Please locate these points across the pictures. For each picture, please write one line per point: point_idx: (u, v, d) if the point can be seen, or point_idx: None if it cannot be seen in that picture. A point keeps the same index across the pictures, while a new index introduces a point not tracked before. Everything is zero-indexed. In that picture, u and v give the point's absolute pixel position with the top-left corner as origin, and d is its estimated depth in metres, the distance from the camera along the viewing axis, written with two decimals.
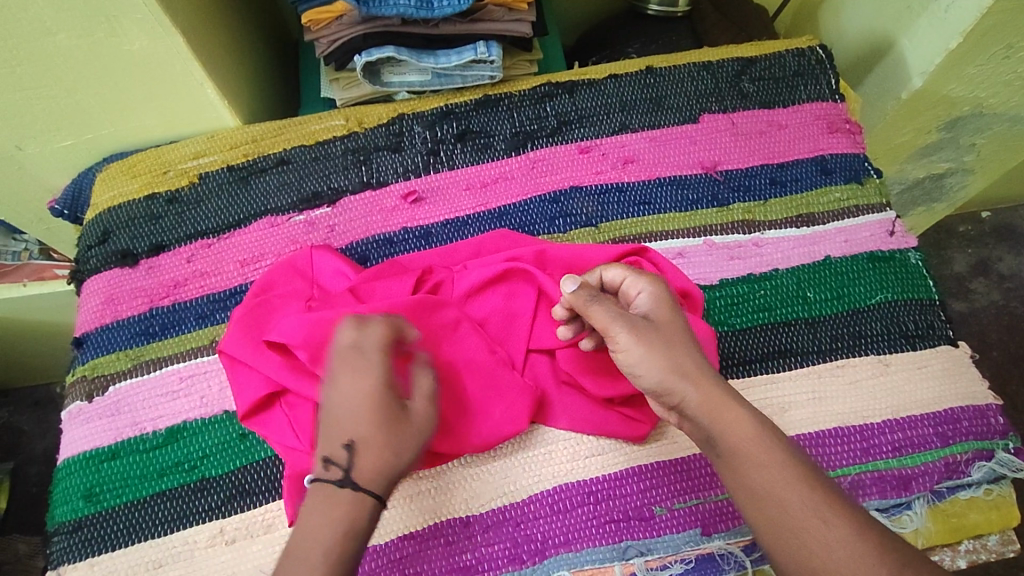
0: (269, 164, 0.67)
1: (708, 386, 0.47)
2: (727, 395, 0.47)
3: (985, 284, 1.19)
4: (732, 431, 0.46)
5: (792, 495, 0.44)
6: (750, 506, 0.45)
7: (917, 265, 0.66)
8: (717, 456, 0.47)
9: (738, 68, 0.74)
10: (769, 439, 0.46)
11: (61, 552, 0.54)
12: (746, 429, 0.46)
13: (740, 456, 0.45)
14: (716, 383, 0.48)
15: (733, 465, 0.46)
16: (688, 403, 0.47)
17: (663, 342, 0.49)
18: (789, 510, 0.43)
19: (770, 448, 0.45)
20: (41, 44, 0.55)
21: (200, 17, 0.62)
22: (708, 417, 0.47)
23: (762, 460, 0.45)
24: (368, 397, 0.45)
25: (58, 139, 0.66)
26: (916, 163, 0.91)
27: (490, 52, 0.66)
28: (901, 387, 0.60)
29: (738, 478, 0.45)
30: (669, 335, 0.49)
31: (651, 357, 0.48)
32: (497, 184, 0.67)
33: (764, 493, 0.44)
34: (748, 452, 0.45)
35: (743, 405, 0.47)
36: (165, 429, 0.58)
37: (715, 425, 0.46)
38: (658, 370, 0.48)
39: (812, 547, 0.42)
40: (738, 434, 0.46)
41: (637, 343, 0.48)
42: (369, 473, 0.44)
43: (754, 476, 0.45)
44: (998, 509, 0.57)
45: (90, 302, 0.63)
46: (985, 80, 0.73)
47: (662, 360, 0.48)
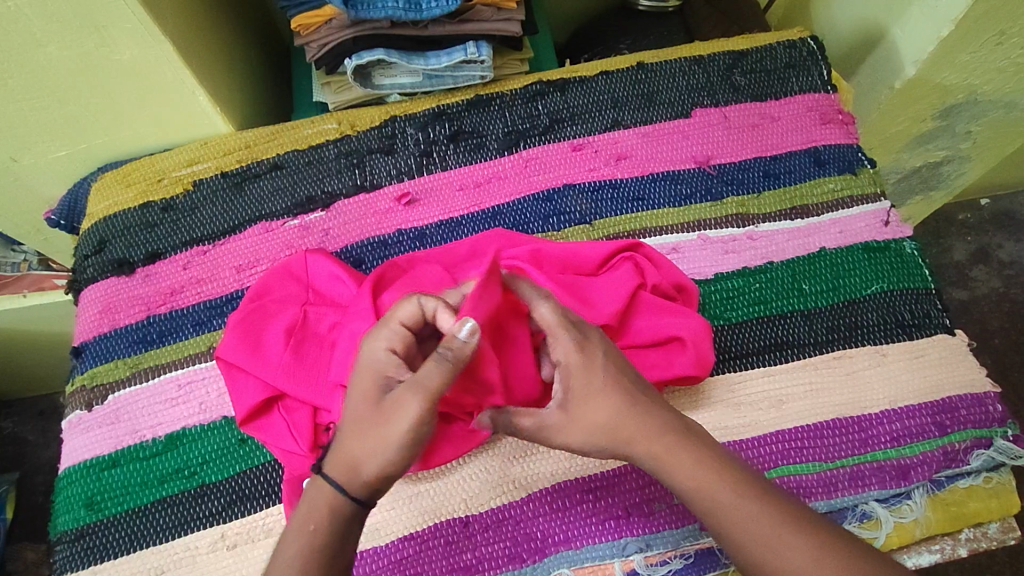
0: (263, 169, 0.68)
1: (649, 437, 0.48)
2: (673, 441, 0.48)
3: (985, 271, 1.19)
4: (682, 477, 0.48)
5: (750, 526, 0.46)
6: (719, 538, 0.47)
7: (913, 254, 0.66)
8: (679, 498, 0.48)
9: (730, 61, 0.74)
10: (718, 476, 0.47)
11: (64, 560, 0.55)
12: (693, 471, 0.48)
13: (695, 498, 0.47)
14: (661, 435, 0.48)
15: (694, 507, 0.48)
16: (637, 457, 0.49)
17: (591, 398, 0.48)
18: (749, 538, 0.46)
19: (721, 488, 0.47)
20: (32, 56, 0.55)
21: (190, 25, 0.63)
22: (656, 468, 0.48)
23: (711, 502, 0.47)
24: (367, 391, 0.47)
25: (52, 150, 0.66)
26: (913, 152, 0.90)
27: (481, 52, 0.66)
28: (899, 376, 0.60)
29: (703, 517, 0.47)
30: (606, 396, 0.49)
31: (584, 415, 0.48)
32: (490, 183, 0.68)
33: (724, 527, 0.46)
34: (701, 493, 0.47)
35: (692, 446, 0.48)
36: (165, 436, 0.58)
37: (666, 473, 0.48)
38: (597, 430, 0.48)
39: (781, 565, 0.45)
40: (690, 476, 0.47)
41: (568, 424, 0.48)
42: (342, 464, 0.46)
43: (709, 514, 0.47)
44: (998, 497, 0.57)
45: (88, 312, 0.63)
46: (980, 67, 0.72)
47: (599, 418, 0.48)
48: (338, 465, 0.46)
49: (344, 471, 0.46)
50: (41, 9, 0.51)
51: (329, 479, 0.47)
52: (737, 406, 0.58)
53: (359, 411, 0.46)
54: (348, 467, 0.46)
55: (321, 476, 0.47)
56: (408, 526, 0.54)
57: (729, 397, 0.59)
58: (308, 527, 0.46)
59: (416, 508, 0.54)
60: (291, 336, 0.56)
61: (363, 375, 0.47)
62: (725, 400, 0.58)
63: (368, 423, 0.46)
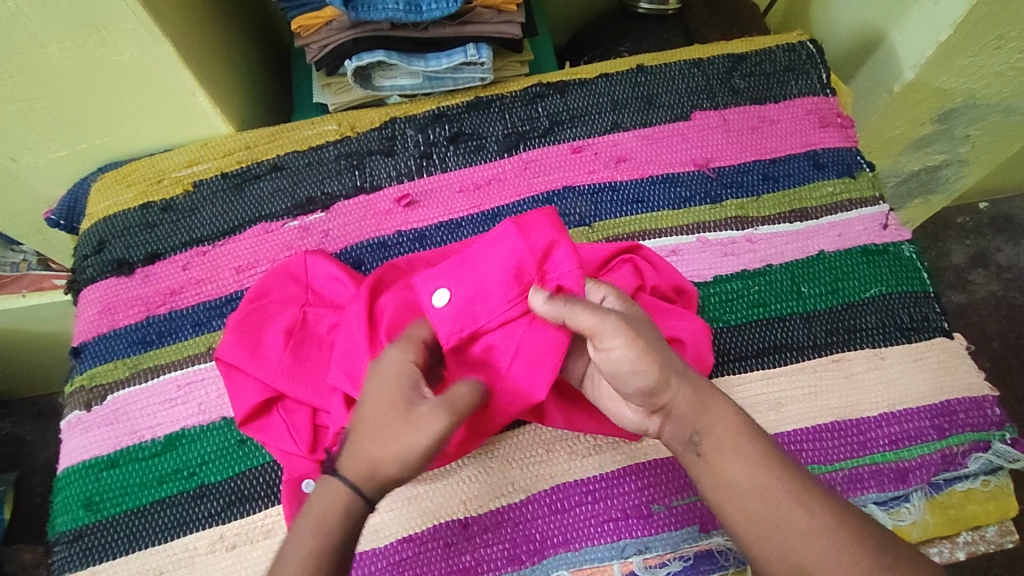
0: (263, 170, 0.68)
1: (693, 384, 0.48)
2: (708, 390, 0.49)
3: (984, 274, 1.19)
4: (717, 429, 0.47)
5: (776, 487, 0.46)
6: (735, 505, 0.46)
7: (911, 258, 0.66)
8: (700, 455, 0.47)
9: (729, 64, 0.74)
10: (746, 431, 0.48)
11: (63, 561, 0.55)
12: (728, 425, 0.48)
13: (722, 449, 0.47)
14: (697, 381, 0.49)
15: (717, 464, 0.47)
16: (678, 400, 0.47)
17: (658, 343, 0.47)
18: (770, 500, 0.45)
19: (752, 442, 0.47)
20: (33, 56, 0.55)
21: (190, 26, 0.63)
22: (692, 415, 0.48)
23: (744, 454, 0.46)
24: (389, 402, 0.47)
25: (52, 150, 0.66)
26: (911, 155, 0.90)
27: (481, 54, 0.67)
28: (897, 379, 0.60)
29: (727, 475, 0.46)
30: (654, 340, 0.48)
31: (645, 353, 0.46)
32: (490, 185, 0.68)
33: (747, 486, 0.46)
34: (730, 446, 0.47)
35: (723, 398, 0.49)
36: (164, 437, 0.58)
37: (701, 421, 0.48)
38: (651, 367, 0.46)
39: (799, 534, 0.45)
40: (723, 424, 0.48)
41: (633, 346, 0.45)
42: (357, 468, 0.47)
43: (736, 469, 0.46)
44: (995, 500, 0.57)
45: (87, 312, 0.63)
46: (978, 71, 0.73)
47: (661, 355, 0.47)
48: (354, 467, 0.47)
49: (359, 472, 0.47)
50: (41, 9, 0.51)
51: (344, 481, 0.47)
52: None
53: (381, 418, 0.47)
54: (363, 470, 0.47)
55: (336, 478, 0.47)
56: (408, 528, 0.54)
57: (728, 399, 0.59)
58: (319, 527, 0.46)
59: (415, 510, 0.54)
60: (290, 337, 0.56)
61: (381, 381, 0.48)
62: None
63: (391, 430, 0.46)
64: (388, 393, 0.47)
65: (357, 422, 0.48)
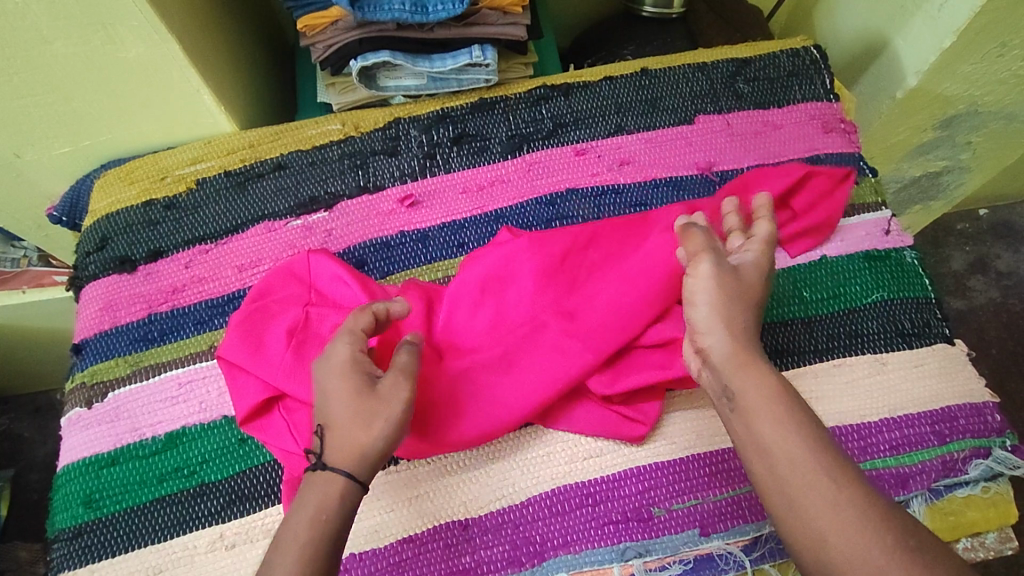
0: (267, 169, 0.68)
1: (737, 343, 0.46)
2: (751, 355, 0.46)
3: (983, 281, 1.19)
4: (748, 391, 0.45)
5: (807, 455, 0.42)
6: (762, 465, 0.43)
7: (913, 264, 0.66)
8: (733, 408, 0.45)
9: (733, 69, 0.74)
10: (789, 400, 0.44)
11: (62, 558, 0.55)
12: (766, 390, 0.44)
13: (754, 409, 0.44)
14: (746, 341, 0.47)
15: (750, 419, 0.44)
16: (714, 351, 0.47)
17: (739, 297, 0.48)
18: (800, 465, 0.41)
19: (791, 411, 0.44)
20: (39, 52, 0.55)
21: (196, 24, 0.63)
22: (727, 368, 0.46)
23: (777, 418, 0.43)
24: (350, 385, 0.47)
25: (56, 146, 0.66)
26: (913, 162, 0.91)
27: (485, 56, 0.67)
28: (898, 386, 0.60)
29: (752, 428, 0.44)
30: (727, 290, 0.48)
31: (715, 296, 0.48)
32: (493, 186, 0.68)
33: (779, 449, 0.42)
34: (764, 409, 0.44)
35: (768, 365, 0.46)
36: (164, 435, 0.58)
37: (734, 378, 0.45)
38: (705, 307, 0.48)
39: (810, 506, 0.40)
40: (758, 388, 0.44)
41: (715, 277, 0.48)
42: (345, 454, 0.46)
43: (772, 429, 0.43)
44: (996, 507, 0.57)
45: (89, 309, 0.63)
46: (980, 79, 0.73)
47: (724, 307, 0.47)
48: (341, 454, 0.46)
49: (350, 455, 0.46)
50: (48, 6, 0.51)
51: (336, 469, 0.45)
52: None
53: (349, 404, 0.46)
54: (351, 453, 0.46)
55: (328, 469, 0.45)
56: (407, 529, 0.54)
57: None
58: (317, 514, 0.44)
59: (415, 510, 0.54)
60: (292, 336, 0.56)
61: (338, 373, 0.48)
62: None
63: (363, 411, 0.46)
64: (349, 379, 0.48)
65: (325, 415, 0.47)
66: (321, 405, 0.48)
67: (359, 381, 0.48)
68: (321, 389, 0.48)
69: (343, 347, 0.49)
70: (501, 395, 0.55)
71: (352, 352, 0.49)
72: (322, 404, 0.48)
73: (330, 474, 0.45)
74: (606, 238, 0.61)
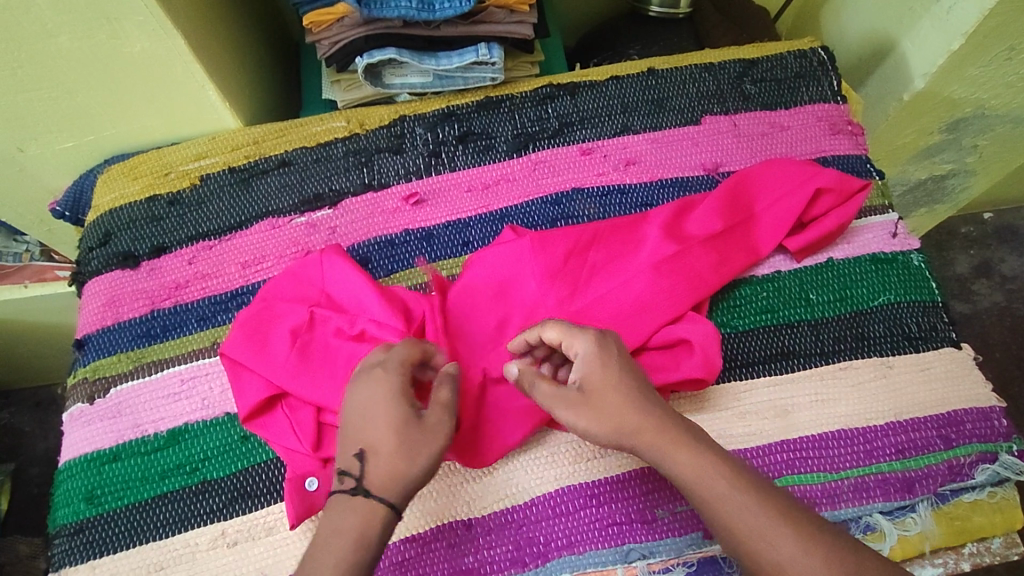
0: (271, 165, 0.67)
1: (655, 430, 0.47)
2: (674, 434, 0.47)
3: (987, 285, 1.19)
4: (683, 474, 0.46)
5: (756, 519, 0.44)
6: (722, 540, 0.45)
7: (920, 267, 0.66)
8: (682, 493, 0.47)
9: (740, 70, 0.74)
10: (719, 471, 0.45)
11: (62, 554, 0.54)
12: (693, 466, 0.46)
13: (694, 493, 0.46)
14: (664, 425, 0.47)
15: (696, 501, 0.46)
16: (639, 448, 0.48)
17: (603, 403, 0.48)
18: (752, 537, 0.43)
19: (727, 482, 0.45)
20: (43, 46, 0.55)
21: (201, 19, 0.62)
22: (656, 458, 0.47)
23: (718, 496, 0.45)
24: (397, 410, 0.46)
25: (59, 141, 0.66)
26: (919, 164, 0.90)
27: (492, 54, 0.66)
28: (904, 389, 0.60)
29: (701, 511, 0.46)
30: (602, 399, 0.48)
31: (589, 420, 0.48)
32: (499, 185, 0.67)
33: (727, 523, 0.44)
34: (703, 490, 0.45)
35: (693, 440, 0.47)
36: (166, 431, 0.58)
37: (666, 465, 0.47)
38: (602, 426, 0.48)
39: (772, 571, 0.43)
40: (688, 470, 0.46)
41: (579, 415, 0.48)
42: (384, 483, 0.45)
43: (717, 509, 0.45)
44: (1002, 512, 0.57)
45: (91, 304, 0.63)
46: (988, 81, 0.73)
47: (602, 418, 0.48)
48: (381, 482, 0.45)
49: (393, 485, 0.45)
50: None
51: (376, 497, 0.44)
52: (742, 414, 0.58)
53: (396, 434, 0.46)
54: (393, 481, 0.45)
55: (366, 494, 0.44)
56: (410, 528, 0.54)
57: (735, 405, 0.58)
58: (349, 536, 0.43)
59: (418, 510, 0.54)
60: (295, 337, 0.56)
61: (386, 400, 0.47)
62: (730, 408, 0.58)
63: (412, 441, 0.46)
64: (393, 408, 0.46)
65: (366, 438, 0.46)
66: (359, 425, 0.47)
67: (404, 412, 0.47)
68: (362, 412, 0.47)
69: (389, 375, 0.48)
70: (509, 406, 0.56)
71: (401, 382, 0.47)
72: (361, 432, 0.46)
73: (369, 501, 0.44)
74: (609, 240, 0.61)
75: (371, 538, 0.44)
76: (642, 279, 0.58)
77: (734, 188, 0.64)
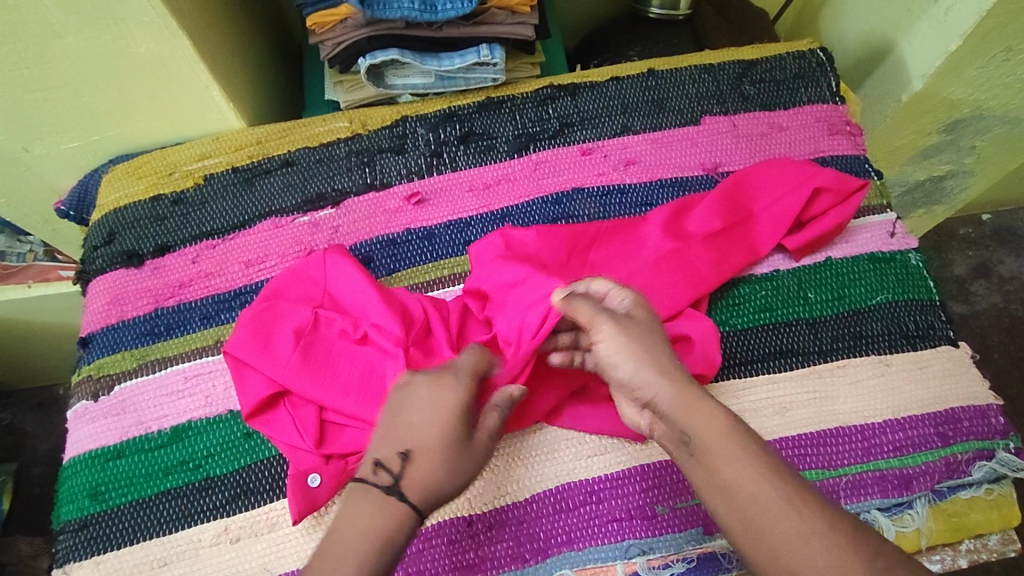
0: (274, 165, 0.68)
1: (679, 385, 0.47)
2: (697, 394, 0.47)
3: (985, 286, 1.19)
4: (700, 432, 0.45)
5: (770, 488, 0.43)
6: (726, 507, 0.44)
7: (917, 266, 0.66)
8: (691, 455, 0.46)
9: (739, 71, 0.74)
10: (738, 436, 0.45)
11: (67, 550, 0.55)
12: (718, 427, 0.45)
13: (711, 453, 0.44)
14: (689, 383, 0.47)
15: (708, 464, 0.45)
16: (661, 400, 0.47)
17: (644, 341, 0.49)
18: (766, 505, 0.42)
19: (743, 447, 0.44)
20: (50, 46, 0.55)
21: (206, 20, 0.63)
22: (678, 415, 0.46)
23: (735, 459, 0.44)
24: (447, 424, 0.47)
25: (65, 141, 0.66)
26: (917, 165, 0.91)
27: (493, 55, 0.67)
28: (902, 387, 0.60)
29: (711, 474, 0.44)
30: (647, 338, 0.49)
31: (629, 350, 0.48)
32: (500, 185, 0.68)
33: (738, 488, 0.43)
34: (720, 450, 0.44)
35: (715, 403, 0.46)
36: (170, 428, 0.58)
37: (686, 423, 0.46)
38: (637, 365, 0.48)
39: (782, 541, 0.41)
40: (710, 430, 0.45)
41: (620, 338, 0.49)
42: (420, 488, 0.46)
43: (730, 472, 0.44)
44: (998, 509, 0.58)
45: (96, 302, 0.63)
46: (985, 82, 0.73)
47: (641, 354, 0.48)
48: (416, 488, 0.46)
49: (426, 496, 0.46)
50: None
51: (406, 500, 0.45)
52: (741, 413, 0.59)
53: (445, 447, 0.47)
54: (426, 491, 0.46)
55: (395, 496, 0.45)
56: None
57: (734, 403, 0.59)
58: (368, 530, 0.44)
59: None
60: (299, 337, 0.56)
61: (441, 414, 0.48)
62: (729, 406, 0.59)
63: (455, 457, 0.47)
64: (451, 425, 0.47)
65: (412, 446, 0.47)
66: (403, 432, 0.48)
67: (459, 431, 0.48)
68: (412, 420, 0.48)
69: (456, 387, 0.49)
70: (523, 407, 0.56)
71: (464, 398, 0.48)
72: (407, 442, 0.47)
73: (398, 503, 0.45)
74: (608, 240, 0.62)
75: (395, 541, 0.44)
76: (640, 277, 0.59)
77: (734, 189, 0.65)
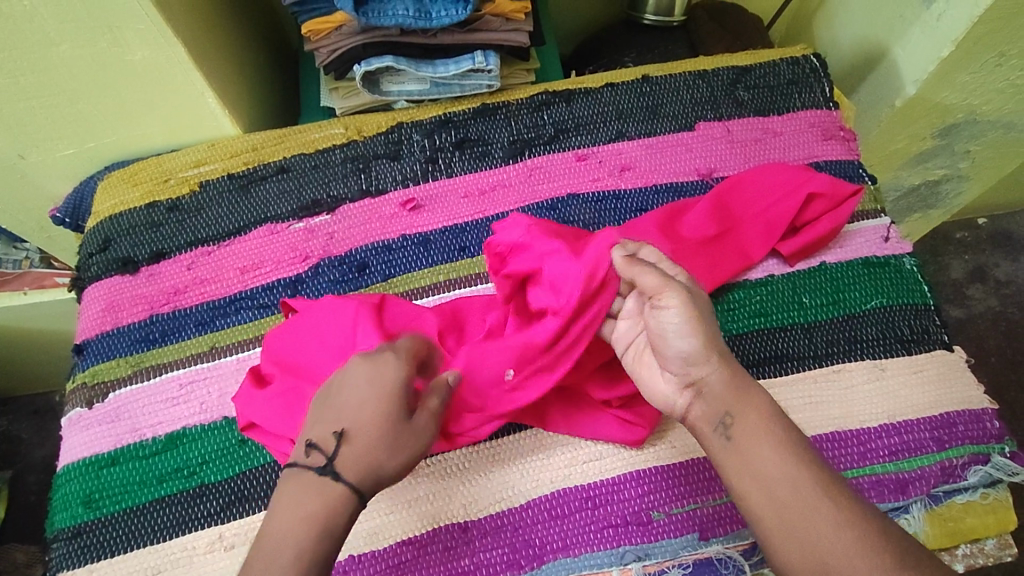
0: (270, 172, 0.68)
1: (732, 370, 0.48)
2: (749, 385, 0.47)
3: (981, 290, 1.20)
4: (749, 419, 0.46)
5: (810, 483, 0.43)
6: (759, 493, 0.44)
7: (911, 270, 0.67)
8: (729, 439, 0.46)
9: (732, 76, 0.75)
10: (783, 430, 0.46)
11: (61, 558, 0.55)
12: (764, 417, 0.46)
13: (757, 439, 0.45)
14: (741, 374, 0.48)
15: (748, 451, 0.45)
16: (712, 380, 0.47)
17: (709, 319, 0.48)
18: (806, 497, 0.42)
19: (786, 440, 0.45)
20: (45, 54, 0.55)
21: (201, 27, 0.63)
22: (727, 399, 0.47)
23: (781, 448, 0.45)
24: (380, 402, 0.46)
25: (60, 148, 0.66)
26: (912, 170, 0.91)
27: (488, 62, 0.67)
28: (897, 392, 0.60)
29: (753, 461, 0.45)
30: (709, 316, 0.49)
31: (695, 324, 0.47)
32: (495, 191, 0.68)
33: (777, 476, 0.44)
34: (764, 438, 0.45)
35: (764, 397, 0.47)
36: (165, 435, 0.58)
37: (734, 408, 0.46)
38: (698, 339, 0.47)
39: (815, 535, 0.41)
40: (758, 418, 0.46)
41: (688, 309, 0.48)
42: (358, 467, 0.45)
43: (771, 461, 0.44)
44: (994, 513, 0.58)
45: (91, 310, 0.63)
46: (977, 88, 0.73)
47: (705, 330, 0.48)
48: (352, 467, 0.45)
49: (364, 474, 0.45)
50: (55, 8, 0.52)
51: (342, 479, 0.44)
52: None
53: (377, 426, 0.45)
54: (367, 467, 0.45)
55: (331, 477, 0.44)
56: (409, 531, 0.54)
57: None
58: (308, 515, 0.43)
59: (415, 513, 0.54)
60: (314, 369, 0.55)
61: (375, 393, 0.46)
62: None
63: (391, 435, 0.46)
64: (384, 404, 0.46)
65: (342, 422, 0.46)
66: (336, 411, 0.46)
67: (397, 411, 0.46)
68: (342, 400, 0.46)
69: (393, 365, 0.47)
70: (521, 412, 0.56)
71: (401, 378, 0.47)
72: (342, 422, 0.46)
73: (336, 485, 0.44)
74: None
75: (336, 524, 0.43)
76: None
77: (731, 200, 0.66)
